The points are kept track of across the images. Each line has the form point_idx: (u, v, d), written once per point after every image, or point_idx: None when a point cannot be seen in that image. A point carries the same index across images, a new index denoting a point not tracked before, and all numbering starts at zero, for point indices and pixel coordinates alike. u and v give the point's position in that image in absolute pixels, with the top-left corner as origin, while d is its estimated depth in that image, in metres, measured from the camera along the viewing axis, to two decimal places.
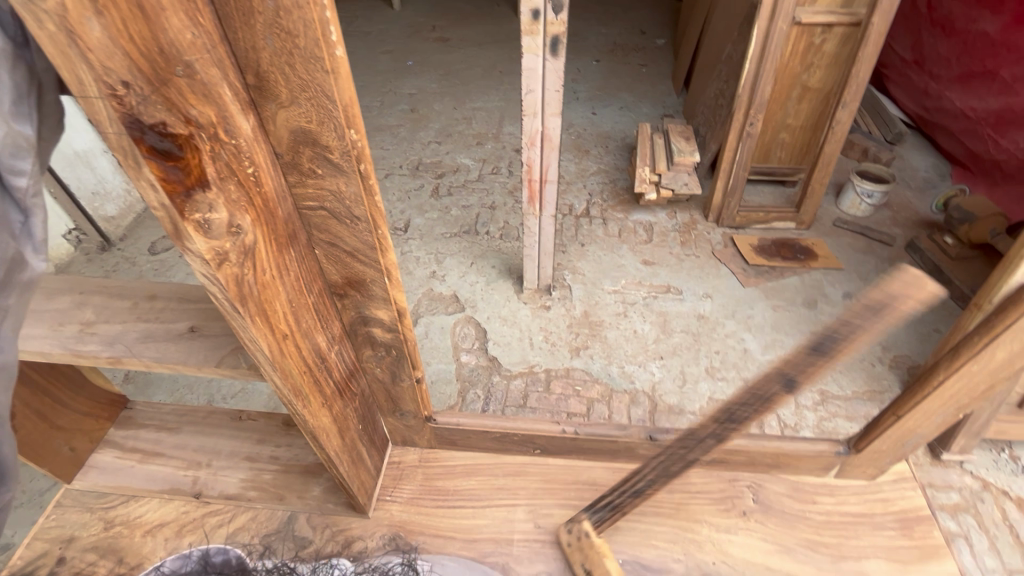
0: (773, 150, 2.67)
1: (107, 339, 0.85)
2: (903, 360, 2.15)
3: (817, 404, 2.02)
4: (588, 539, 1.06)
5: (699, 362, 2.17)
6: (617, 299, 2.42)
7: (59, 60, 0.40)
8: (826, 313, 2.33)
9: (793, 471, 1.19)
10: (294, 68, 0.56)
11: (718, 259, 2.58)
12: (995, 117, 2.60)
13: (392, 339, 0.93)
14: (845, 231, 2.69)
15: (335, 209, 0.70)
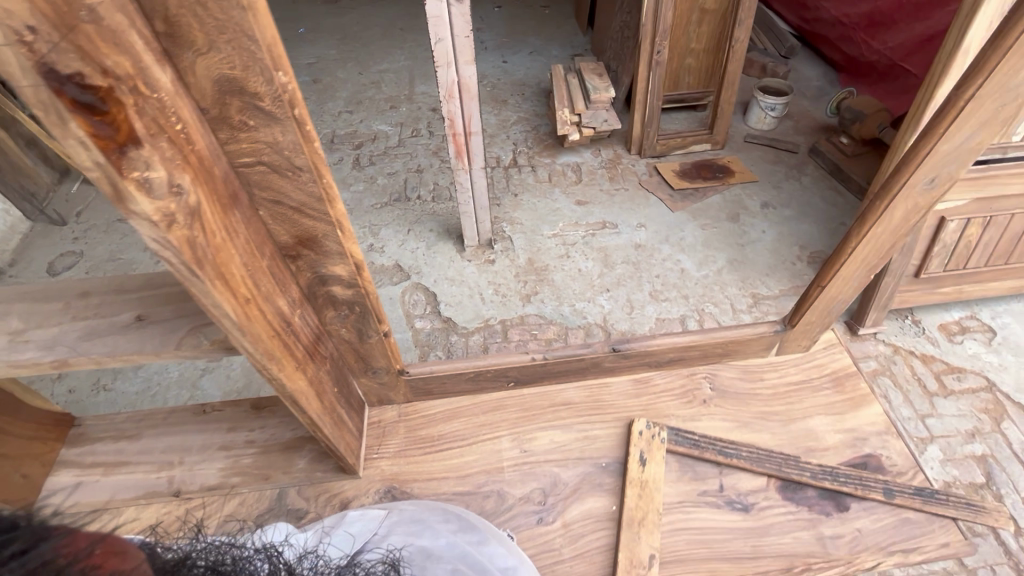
0: (681, 76, 2.77)
1: (45, 344, 0.79)
2: (818, 255, 2.37)
3: (751, 306, 2.21)
4: (659, 437, 1.18)
5: (642, 288, 2.29)
6: (558, 242, 2.48)
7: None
8: (748, 223, 2.51)
9: (741, 357, 1.32)
10: (208, 9, 0.53)
11: (646, 189, 2.69)
12: (866, 20, 2.85)
13: (353, 294, 0.93)
14: (755, 144, 2.87)
15: (274, 162, 0.68)
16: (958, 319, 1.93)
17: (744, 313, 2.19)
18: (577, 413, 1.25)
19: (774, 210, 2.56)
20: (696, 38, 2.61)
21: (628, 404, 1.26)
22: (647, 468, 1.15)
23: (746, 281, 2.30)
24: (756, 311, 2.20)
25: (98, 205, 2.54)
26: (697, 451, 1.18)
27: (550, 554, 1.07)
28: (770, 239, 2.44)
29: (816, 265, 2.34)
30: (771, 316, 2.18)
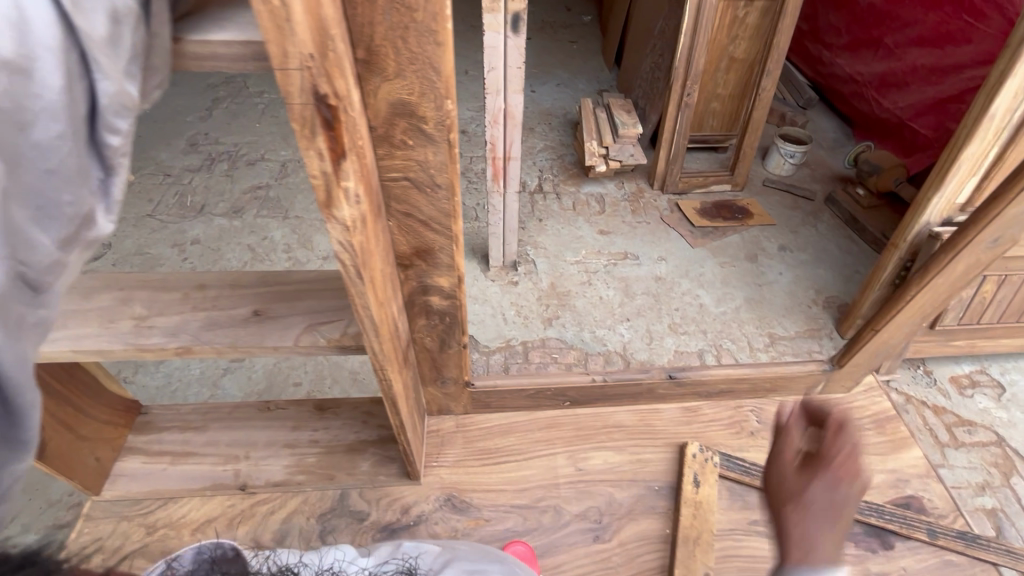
0: (705, 119, 2.84)
1: (169, 330, 0.83)
2: (834, 300, 2.45)
3: (768, 345, 2.27)
4: (710, 461, 1.22)
5: (662, 320, 2.35)
6: (579, 268, 2.55)
7: (272, 33, 0.42)
8: (767, 264, 2.59)
9: (786, 393, 1.37)
10: (406, 43, 0.60)
11: (668, 224, 2.77)
12: (879, 79, 2.95)
13: (448, 305, 0.98)
14: (773, 189, 2.96)
15: (418, 179, 0.74)
16: (968, 373, 1.81)
17: (761, 351, 2.25)
18: (629, 436, 1.29)
19: (791, 253, 2.64)
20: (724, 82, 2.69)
21: (675, 430, 1.31)
22: (701, 489, 1.19)
23: (764, 320, 2.36)
24: (773, 350, 2.25)
25: (128, 200, 2.50)
26: (747, 477, 1.23)
27: (605, 569, 1.10)
28: (787, 281, 2.52)
29: (832, 310, 2.41)
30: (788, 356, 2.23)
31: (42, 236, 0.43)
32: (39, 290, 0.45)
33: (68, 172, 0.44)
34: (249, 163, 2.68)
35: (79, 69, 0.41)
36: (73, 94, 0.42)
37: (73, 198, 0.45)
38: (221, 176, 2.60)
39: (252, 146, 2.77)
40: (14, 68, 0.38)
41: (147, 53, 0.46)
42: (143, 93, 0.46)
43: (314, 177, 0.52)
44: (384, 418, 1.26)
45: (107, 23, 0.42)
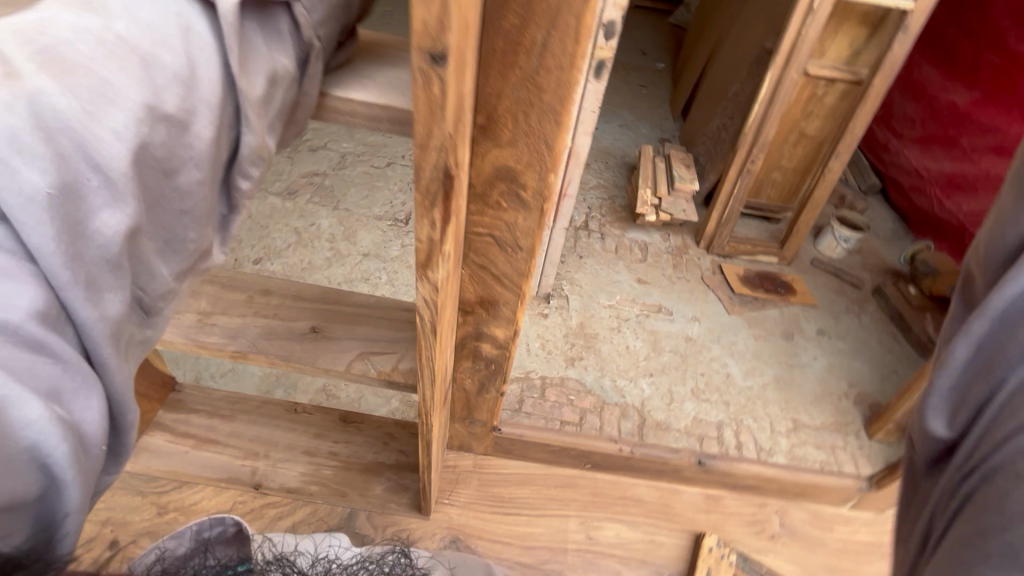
0: (762, 187, 2.60)
1: (229, 332, 0.85)
2: (866, 397, 2.20)
3: (790, 431, 2.03)
4: (724, 557, 1.18)
5: (685, 382, 2.14)
6: (611, 313, 2.36)
7: (424, 116, 0.42)
8: (803, 347, 2.33)
9: (815, 501, 1.32)
10: (527, 117, 0.60)
11: (707, 285, 2.53)
12: (946, 179, 2.61)
13: (497, 355, 0.97)
14: (820, 271, 2.66)
15: (502, 238, 0.75)
16: None
17: (781, 436, 2.01)
18: (645, 513, 1.25)
19: (829, 339, 2.38)
20: (789, 156, 2.45)
21: (693, 518, 1.26)
22: None
23: (789, 403, 2.13)
24: (794, 436, 2.01)
25: None
26: None
27: None
28: (820, 367, 2.27)
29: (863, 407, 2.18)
30: (809, 446, 1.99)
31: (164, 266, 0.49)
32: (150, 313, 0.50)
33: (199, 213, 0.49)
34: (310, 149, 2.73)
35: (229, 121, 0.47)
36: (219, 143, 0.47)
37: (197, 234, 0.50)
38: (282, 158, 2.66)
39: (316, 134, 2.83)
40: (176, 120, 0.43)
41: (292, 111, 0.51)
42: (280, 145, 0.51)
43: (421, 243, 0.53)
44: (404, 444, 1.25)
45: (262, 86, 0.47)
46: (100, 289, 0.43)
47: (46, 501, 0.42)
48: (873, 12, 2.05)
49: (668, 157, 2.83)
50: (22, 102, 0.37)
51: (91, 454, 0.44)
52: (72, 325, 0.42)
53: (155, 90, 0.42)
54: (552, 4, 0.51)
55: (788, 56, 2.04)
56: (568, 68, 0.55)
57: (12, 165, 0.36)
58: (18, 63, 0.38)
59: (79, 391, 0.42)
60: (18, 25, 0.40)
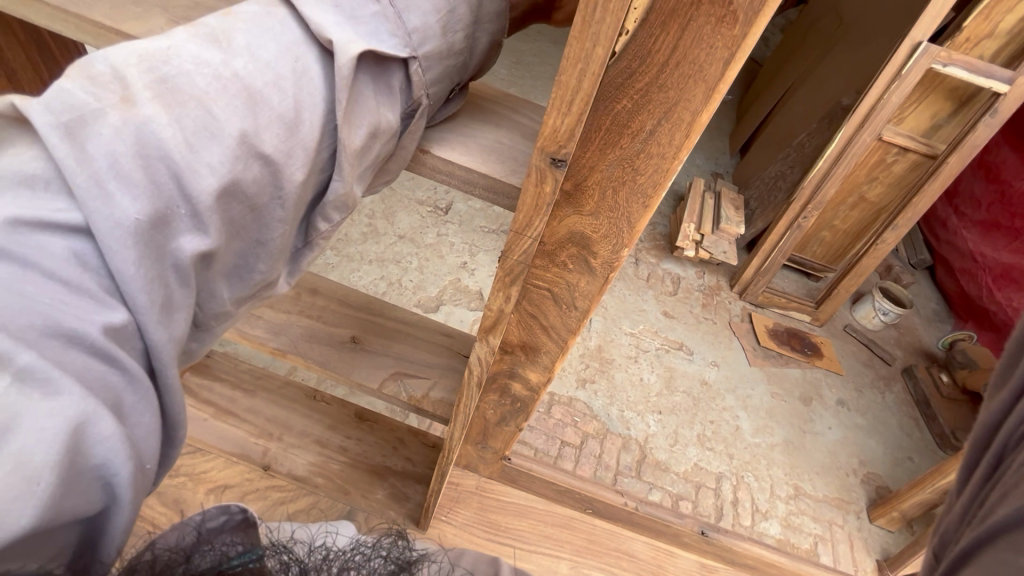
0: (809, 243, 2.40)
1: (273, 328, 0.86)
2: (874, 478, 2.03)
3: (790, 497, 1.90)
4: None
5: (693, 427, 2.02)
6: (632, 342, 2.21)
7: (528, 208, 0.46)
8: (821, 416, 2.16)
9: None
10: (616, 194, 0.59)
11: (734, 331, 2.36)
12: (1001, 270, 2.33)
13: (526, 395, 0.97)
14: (851, 339, 2.45)
15: (559, 294, 0.74)
16: None
17: (779, 501, 1.89)
18: (637, 569, 1.24)
19: (848, 412, 2.20)
20: (844, 217, 2.26)
21: None
22: None
23: (794, 469, 1.99)
24: (793, 504, 1.89)
25: None
26: None
27: None
28: (833, 439, 2.10)
29: (869, 487, 2.00)
30: (807, 518, 1.87)
31: (226, 290, 0.47)
32: (201, 328, 0.48)
33: (274, 248, 0.47)
34: None
35: (321, 166, 0.45)
36: (308, 185, 0.45)
37: (267, 267, 0.48)
38: None
39: None
40: (271, 161, 0.41)
41: (385, 161, 0.50)
42: (365, 195, 0.50)
43: (490, 310, 0.57)
44: (413, 452, 1.26)
45: (362, 138, 0.45)
46: (169, 307, 0.41)
47: (97, 514, 0.39)
48: (963, 88, 1.84)
49: (719, 196, 2.58)
50: (130, 127, 0.36)
51: (143, 471, 0.41)
52: (140, 343, 0.40)
53: (257, 128, 0.40)
54: (671, 97, 0.49)
55: (864, 118, 1.89)
56: (669, 158, 0.54)
57: (108, 190, 0.36)
58: (134, 87, 0.37)
59: (139, 406, 0.39)
60: (142, 47, 0.39)
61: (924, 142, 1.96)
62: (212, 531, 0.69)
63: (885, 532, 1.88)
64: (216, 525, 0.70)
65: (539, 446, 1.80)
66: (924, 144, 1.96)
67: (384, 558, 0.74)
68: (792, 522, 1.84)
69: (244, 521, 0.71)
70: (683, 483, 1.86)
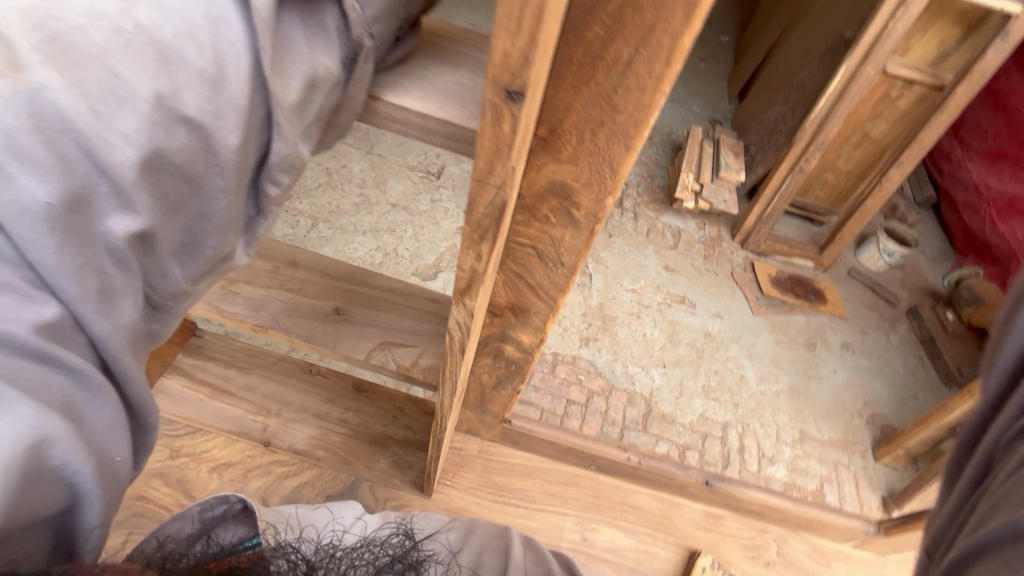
0: (811, 187, 2.33)
1: (252, 304, 0.83)
2: (880, 419, 2.03)
3: (795, 442, 1.91)
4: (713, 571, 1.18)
5: (697, 378, 2.01)
6: (633, 298, 2.18)
7: (488, 152, 0.41)
8: (825, 360, 2.15)
9: (817, 534, 1.33)
10: (595, 136, 0.54)
11: (736, 282, 2.32)
12: (1005, 201, 2.25)
13: (520, 357, 0.94)
14: (856, 283, 2.41)
15: (544, 251, 0.70)
16: None
17: (786, 445, 1.90)
18: (643, 521, 1.25)
19: (853, 355, 2.18)
20: (846, 158, 2.18)
21: (693, 535, 1.26)
22: None
23: (799, 414, 1.99)
24: (799, 448, 1.90)
25: None
26: None
27: None
28: (838, 382, 2.10)
29: (874, 428, 2.01)
30: (813, 461, 1.88)
31: (178, 270, 0.43)
32: (159, 310, 0.44)
33: (222, 220, 0.43)
34: None
35: (258, 127, 0.41)
36: (247, 149, 0.41)
37: (218, 241, 0.44)
38: None
39: None
40: (197, 125, 0.37)
41: (332, 115, 0.46)
42: (314, 154, 0.45)
43: (462, 271, 0.53)
44: (413, 420, 1.26)
45: (298, 91, 0.41)
46: (109, 294, 0.37)
47: (64, 512, 0.37)
48: (972, 11, 1.73)
49: (718, 144, 2.50)
50: (22, 98, 0.32)
51: (110, 465, 0.39)
52: (83, 337, 0.37)
53: (174, 89, 0.36)
54: (647, 19, 0.44)
55: (867, 50, 1.78)
56: (649, 90, 0.48)
57: (9, 173, 0.32)
58: (22, 52, 0.32)
59: (94, 402, 0.37)
60: (25, 1, 0.34)
61: (930, 72, 1.86)
62: (212, 520, 0.70)
63: (890, 470, 1.89)
64: (222, 513, 0.71)
65: (545, 405, 1.79)
66: (929, 74, 1.86)
67: (390, 554, 0.76)
68: (798, 465, 1.85)
69: (244, 510, 0.71)
70: (690, 434, 1.86)
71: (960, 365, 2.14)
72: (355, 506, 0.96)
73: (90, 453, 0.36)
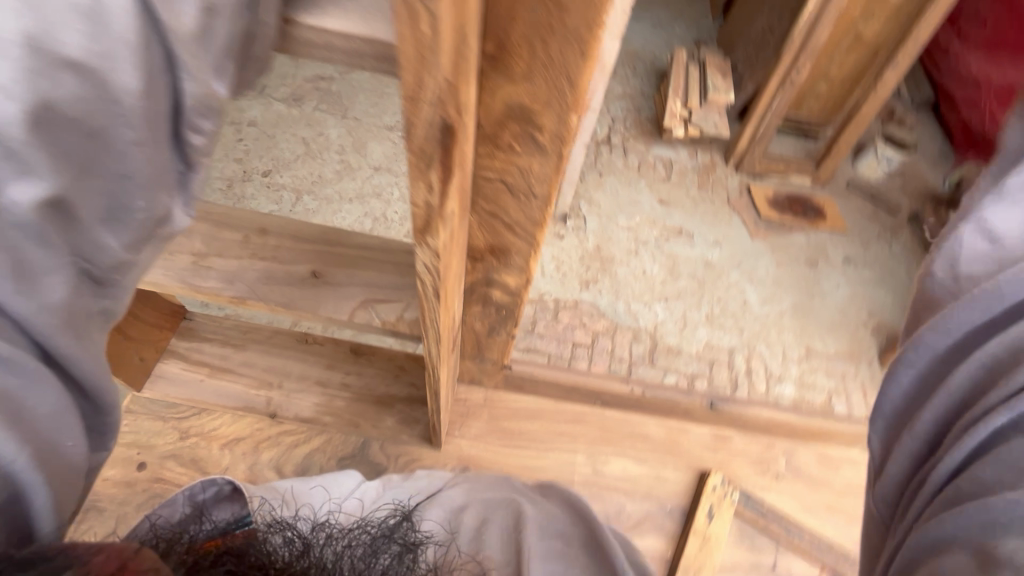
0: (805, 100, 2.24)
1: (226, 276, 0.81)
2: (885, 328, 2.03)
3: (802, 359, 1.92)
4: (721, 489, 1.23)
5: (700, 308, 2.01)
6: (630, 235, 2.14)
7: (413, 62, 0.38)
8: (827, 277, 2.13)
9: (824, 443, 1.35)
10: (546, 46, 0.50)
11: (733, 208, 2.26)
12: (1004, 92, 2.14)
13: (508, 301, 0.92)
14: (855, 195, 2.35)
15: (514, 184, 0.66)
16: None
17: (792, 363, 1.91)
18: (652, 449, 1.27)
19: (855, 268, 2.16)
20: (839, 64, 2.08)
21: (703, 457, 1.28)
22: (712, 524, 1.20)
23: (804, 331, 1.99)
24: (806, 365, 1.91)
25: None
26: (761, 522, 1.23)
27: None
28: (842, 297, 2.09)
29: (880, 337, 2.01)
30: (820, 376, 1.89)
31: (112, 238, 0.41)
32: (104, 285, 0.42)
33: (146, 177, 0.41)
34: None
35: (160, 67, 0.38)
36: (154, 94, 0.38)
37: (148, 202, 0.42)
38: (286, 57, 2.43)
39: None
40: (86, 69, 0.34)
41: (247, 43, 0.46)
42: (231, 92, 0.44)
43: (416, 205, 0.51)
44: (415, 377, 1.26)
45: (196, 19, 0.39)
46: (28, 269, 0.35)
47: (13, 499, 0.37)
48: None
49: (703, 65, 2.38)
50: None
51: (60, 448, 0.39)
52: (7, 317, 0.35)
53: (48, 29, 0.32)
54: None
55: None
56: None
57: None
58: None
59: (28, 387, 0.36)
60: None
61: None
62: (203, 502, 0.74)
63: None
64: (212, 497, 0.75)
65: (552, 350, 1.80)
66: None
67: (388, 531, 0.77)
68: (805, 381, 1.87)
69: (234, 491, 0.76)
70: (697, 363, 1.86)
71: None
72: (355, 476, 0.99)
73: (30, 440, 0.36)
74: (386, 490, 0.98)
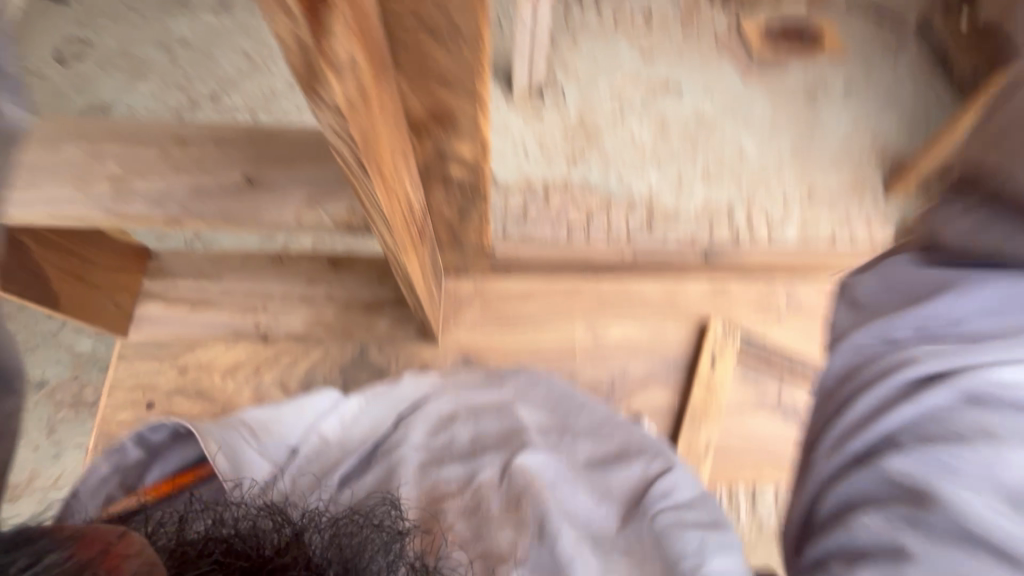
0: None
1: (153, 197, 0.73)
2: (889, 153, 1.92)
3: (804, 201, 1.84)
4: (718, 335, 1.22)
5: (695, 164, 1.88)
6: (613, 97, 1.95)
7: None
8: (826, 108, 1.97)
9: (823, 278, 1.33)
10: None
11: (721, 47, 2.03)
12: None
13: (470, 176, 0.84)
14: (857, 8, 2.09)
15: (431, 23, 0.56)
16: None
17: (796, 206, 1.83)
18: (650, 310, 1.26)
19: (857, 92, 1.99)
20: None
21: (703, 308, 1.27)
22: (716, 369, 1.21)
23: (804, 170, 1.88)
24: (807, 205, 1.83)
25: None
26: (765, 364, 1.25)
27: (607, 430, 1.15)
28: (843, 127, 1.95)
29: (883, 163, 1.91)
30: (823, 214, 1.83)
31: None
32: None
33: None
34: None
35: None
36: None
37: None
38: None
39: None
40: None
41: None
42: None
43: (285, 42, 0.42)
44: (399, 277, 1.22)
45: None
46: None
47: None
48: None
49: None
50: None
51: None
52: None
53: None
54: None
55: None
56: None
57: None
58: None
59: None
60: None
61: None
62: (158, 443, 0.72)
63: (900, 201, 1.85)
64: (166, 438, 0.72)
65: (548, 234, 1.72)
66: None
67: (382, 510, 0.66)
68: (807, 221, 1.81)
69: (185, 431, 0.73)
70: (697, 222, 1.80)
71: (975, 68, 1.96)
72: (330, 395, 0.88)
73: None
74: (369, 406, 0.88)
